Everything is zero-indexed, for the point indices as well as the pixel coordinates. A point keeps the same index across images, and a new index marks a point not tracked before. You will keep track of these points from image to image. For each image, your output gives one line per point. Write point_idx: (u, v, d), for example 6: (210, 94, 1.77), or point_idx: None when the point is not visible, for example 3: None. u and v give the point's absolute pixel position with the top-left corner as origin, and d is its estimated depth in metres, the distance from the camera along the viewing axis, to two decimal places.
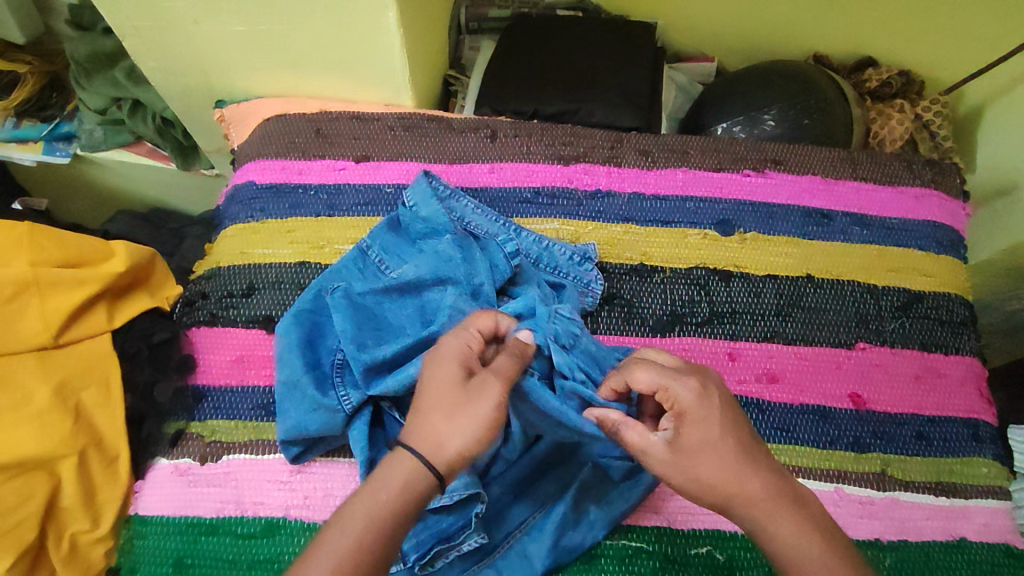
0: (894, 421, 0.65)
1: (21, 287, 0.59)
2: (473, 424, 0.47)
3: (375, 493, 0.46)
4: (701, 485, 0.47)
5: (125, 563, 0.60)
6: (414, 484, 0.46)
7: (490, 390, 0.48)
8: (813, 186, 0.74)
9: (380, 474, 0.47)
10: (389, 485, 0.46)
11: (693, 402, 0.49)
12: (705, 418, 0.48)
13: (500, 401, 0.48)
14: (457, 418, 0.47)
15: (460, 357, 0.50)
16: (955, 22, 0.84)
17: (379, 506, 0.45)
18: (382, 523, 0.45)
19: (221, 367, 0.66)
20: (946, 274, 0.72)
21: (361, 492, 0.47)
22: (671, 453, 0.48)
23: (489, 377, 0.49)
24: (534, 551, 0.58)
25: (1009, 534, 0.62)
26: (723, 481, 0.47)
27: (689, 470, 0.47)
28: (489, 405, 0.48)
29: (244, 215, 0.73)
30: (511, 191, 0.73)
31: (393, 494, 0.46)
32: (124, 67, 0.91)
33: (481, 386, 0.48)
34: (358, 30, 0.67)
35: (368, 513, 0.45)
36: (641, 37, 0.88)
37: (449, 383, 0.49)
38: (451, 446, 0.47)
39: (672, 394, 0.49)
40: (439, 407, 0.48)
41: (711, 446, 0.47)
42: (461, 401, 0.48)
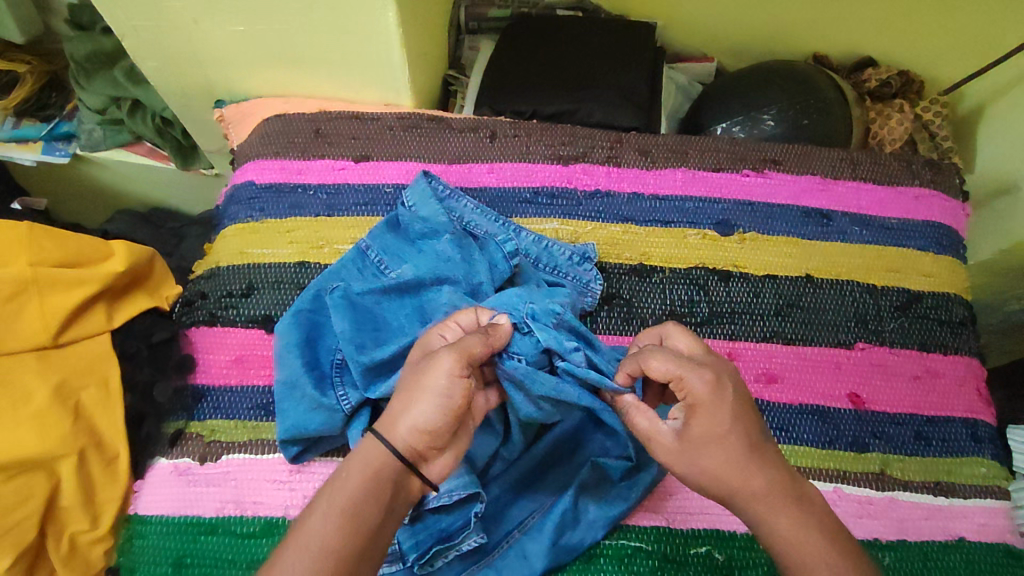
0: (893, 420, 0.65)
1: (20, 287, 0.59)
2: (420, 395, 0.47)
3: (337, 474, 0.47)
4: (707, 477, 0.47)
5: (125, 563, 0.60)
6: (373, 462, 0.46)
7: (435, 360, 0.47)
8: (812, 186, 0.74)
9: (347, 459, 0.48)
10: (348, 465, 0.47)
11: (705, 396, 0.47)
12: (716, 412, 0.47)
13: (448, 370, 0.47)
14: (408, 393, 0.47)
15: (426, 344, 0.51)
16: (954, 22, 0.84)
17: (338, 486, 0.46)
18: (342, 501, 0.45)
19: (220, 366, 0.66)
20: (945, 274, 0.72)
21: (327, 480, 0.47)
22: (679, 445, 0.48)
23: (440, 351, 0.48)
24: (533, 551, 0.58)
25: (1009, 534, 0.62)
26: (728, 474, 0.46)
27: (696, 462, 0.47)
28: (436, 375, 0.46)
29: (243, 215, 0.73)
30: (511, 191, 0.74)
31: (353, 473, 0.46)
32: (123, 67, 0.91)
33: (430, 360, 0.48)
34: (358, 29, 0.67)
35: (330, 493, 0.46)
36: (640, 37, 0.88)
37: (412, 368, 0.49)
38: (403, 421, 0.47)
39: (684, 387, 0.48)
40: (399, 390, 0.49)
41: (718, 439, 0.47)
42: (412, 378, 0.48)
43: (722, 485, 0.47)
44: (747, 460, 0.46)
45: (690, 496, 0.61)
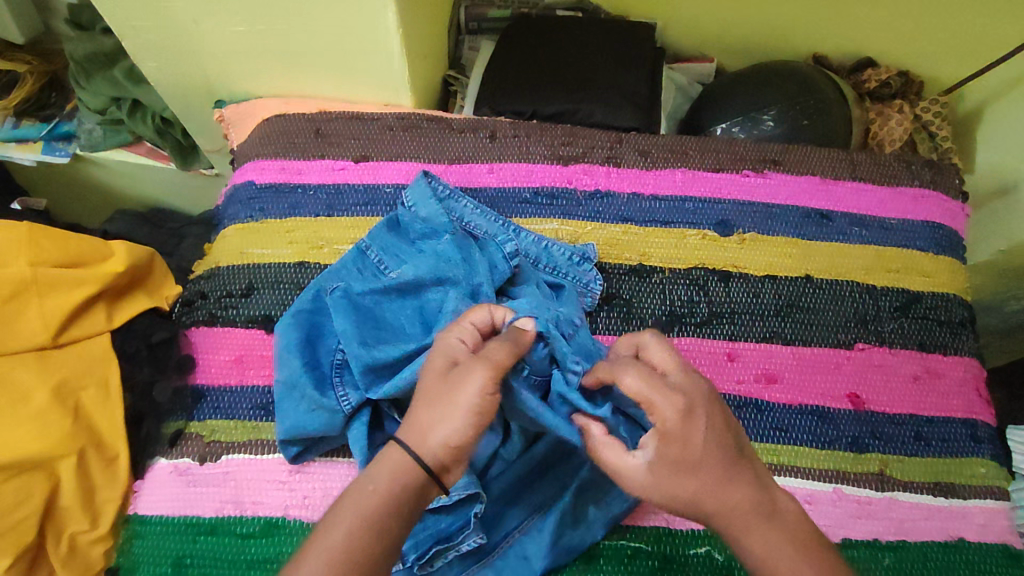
0: (892, 421, 0.65)
1: (20, 287, 0.59)
2: (453, 411, 0.46)
3: (362, 485, 0.45)
4: (680, 503, 0.45)
5: (125, 563, 0.60)
6: (401, 475, 0.45)
7: (470, 377, 0.46)
8: (812, 186, 0.74)
9: (370, 468, 0.47)
10: (376, 476, 0.45)
11: (677, 422, 0.45)
12: (687, 438, 0.45)
13: (483, 387, 0.46)
14: (437, 407, 0.46)
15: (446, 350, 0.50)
16: (954, 22, 0.84)
17: (365, 498, 0.44)
18: (370, 515, 0.44)
19: (220, 366, 0.66)
20: (944, 274, 0.72)
21: (350, 487, 0.46)
22: (650, 473, 0.46)
23: (470, 365, 0.47)
24: (533, 551, 0.58)
25: (1008, 535, 0.62)
26: (699, 501, 0.45)
27: (668, 488, 0.45)
28: (471, 392, 0.46)
29: (243, 215, 0.73)
30: (511, 191, 0.74)
31: (381, 485, 0.45)
32: (123, 67, 0.91)
33: (462, 374, 0.47)
34: (357, 29, 0.67)
35: (356, 506, 0.44)
36: (640, 37, 0.88)
37: (435, 376, 0.48)
38: (435, 436, 0.46)
39: (656, 412, 0.46)
40: (423, 400, 0.47)
41: (691, 466, 0.45)
42: (442, 390, 0.47)
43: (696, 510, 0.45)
44: (722, 484, 0.45)
45: None
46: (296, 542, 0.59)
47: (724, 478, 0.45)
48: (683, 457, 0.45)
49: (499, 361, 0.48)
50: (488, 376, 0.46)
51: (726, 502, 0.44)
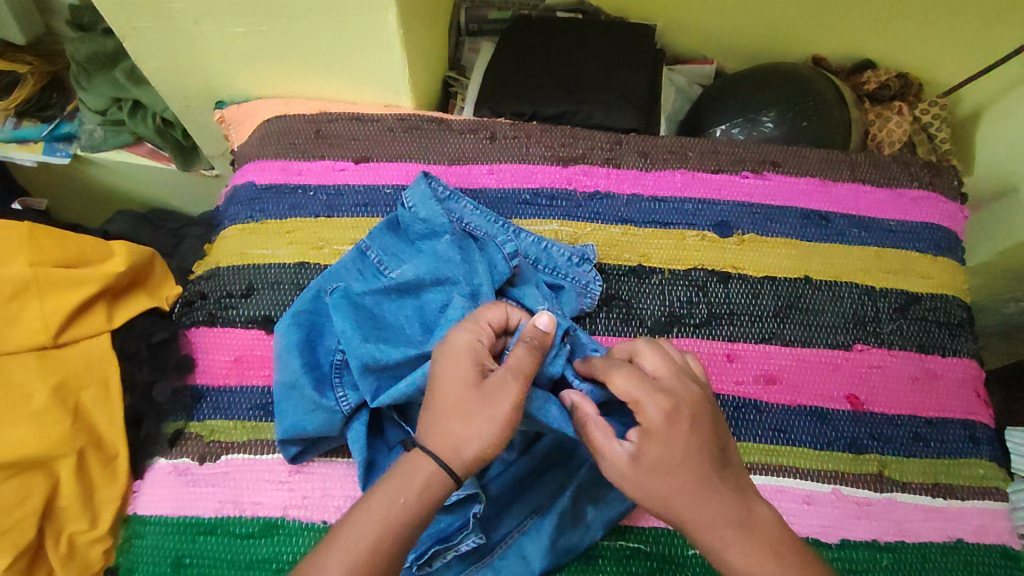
0: (891, 422, 0.66)
1: (21, 287, 0.59)
2: (490, 424, 0.46)
3: (393, 497, 0.45)
4: (653, 503, 0.47)
5: (124, 563, 0.60)
6: (432, 491, 0.46)
7: (506, 390, 0.47)
8: (811, 188, 0.74)
9: (399, 474, 0.46)
10: (408, 491, 0.45)
11: (660, 422, 0.47)
12: (670, 439, 0.47)
13: (517, 401, 0.47)
14: (473, 421, 0.47)
15: (470, 354, 0.49)
16: (953, 25, 0.85)
17: (396, 512, 0.45)
18: (401, 529, 0.45)
19: (220, 367, 0.66)
20: (944, 275, 0.72)
21: (379, 492, 0.46)
22: (626, 470, 0.47)
23: (502, 375, 0.48)
24: (531, 551, 0.58)
25: (1007, 536, 0.63)
26: (671, 504, 0.46)
27: (643, 488, 0.47)
28: (504, 406, 0.47)
29: (244, 215, 0.74)
30: (510, 192, 0.74)
31: (413, 501, 0.45)
32: (124, 68, 0.92)
33: (496, 386, 0.47)
34: (357, 30, 0.67)
35: (387, 518, 0.45)
36: (640, 38, 0.88)
37: (464, 383, 0.48)
38: (469, 450, 0.46)
39: (639, 409, 0.48)
40: (454, 411, 0.47)
41: (668, 466, 0.46)
42: (474, 403, 0.47)
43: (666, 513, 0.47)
44: (690, 494, 0.46)
45: None
46: (295, 542, 0.59)
47: (700, 485, 0.46)
48: (664, 458, 0.46)
49: (526, 367, 0.48)
50: (521, 388, 0.47)
51: (694, 513, 0.46)
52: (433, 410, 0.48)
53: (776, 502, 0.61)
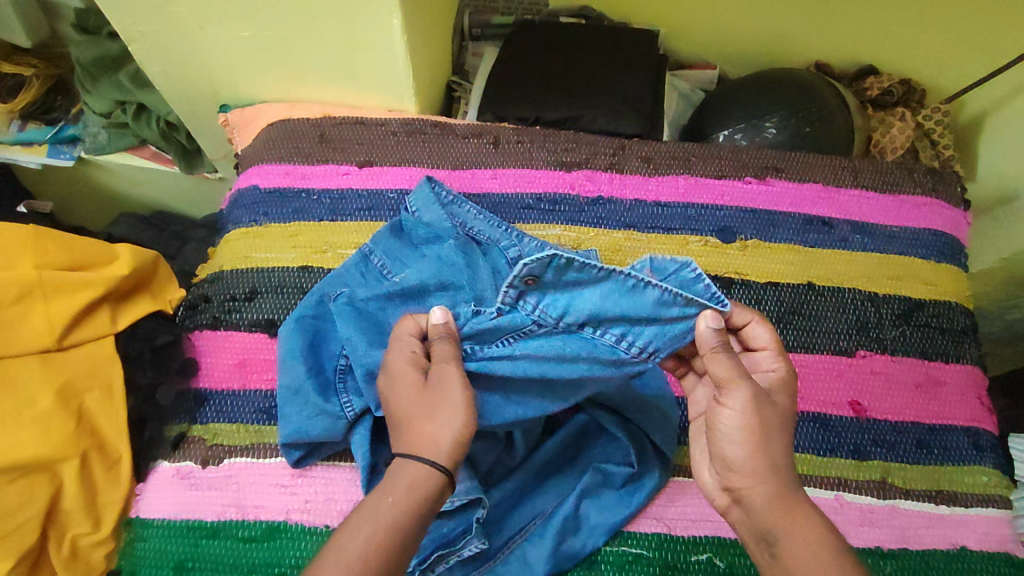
0: (894, 429, 0.65)
1: (26, 290, 0.59)
2: (451, 411, 0.47)
3: (381, 498, 0.45)
4: (760, 444, 0.46)
5: (126, 566, 0.60)
6: (419, 487, 0.45)
7: (449, 378, 0.48)
8: (814, 194, 0.75)
9: (385, 480, 0.46)
10: (394, 488, 0.45)
11: (791, 376, 0.50)
12: (793, 395, 0.49)
13: (462, 381, 0.48)
14: (435, 414, 0.47)
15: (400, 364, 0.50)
16: (956, 31, 0.85)
17: (385, 511, 0.44)
18: (392, 527, 0.44)
19: (222, 371, 0.67)
20: (946, 282, 0.72)
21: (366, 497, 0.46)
22: (763, 403, 0.47)
23: (438, 368, 0.49)
24: (534, 557, 0.58)
25: (1010, 543, 0.62)
26: (773, 448, 0.46)
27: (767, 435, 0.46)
28: (452, 390, 0.48)
29: (247, 219, 0.74)
30: (513, 197, 0.74)
31: (401, 499, 0.45)
32: (129, 72, 0.92)
33: (438, 378, 0.48)
34: (362, 34, 0.67)
35: (377, 518, 0.44)
36: (643, 44, 0.88)
37: (412, 391, 0.48)
38: (443, 440, 0.46)
39: (771, 363, 0.51)
40: (416, 414, 0.48)
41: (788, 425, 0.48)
42: (427, 402, 0.48)
43: (760, 459, 0.46)
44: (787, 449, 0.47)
45: (691, 504, 0.61)
46: (297, 546, 0.59)
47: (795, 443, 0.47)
48: (786, 409, 0.48)
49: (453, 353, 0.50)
50: (460, 371, 0.49)
51: (774, 464, 0.46)
52: (398, 427, 0.48)
53: None
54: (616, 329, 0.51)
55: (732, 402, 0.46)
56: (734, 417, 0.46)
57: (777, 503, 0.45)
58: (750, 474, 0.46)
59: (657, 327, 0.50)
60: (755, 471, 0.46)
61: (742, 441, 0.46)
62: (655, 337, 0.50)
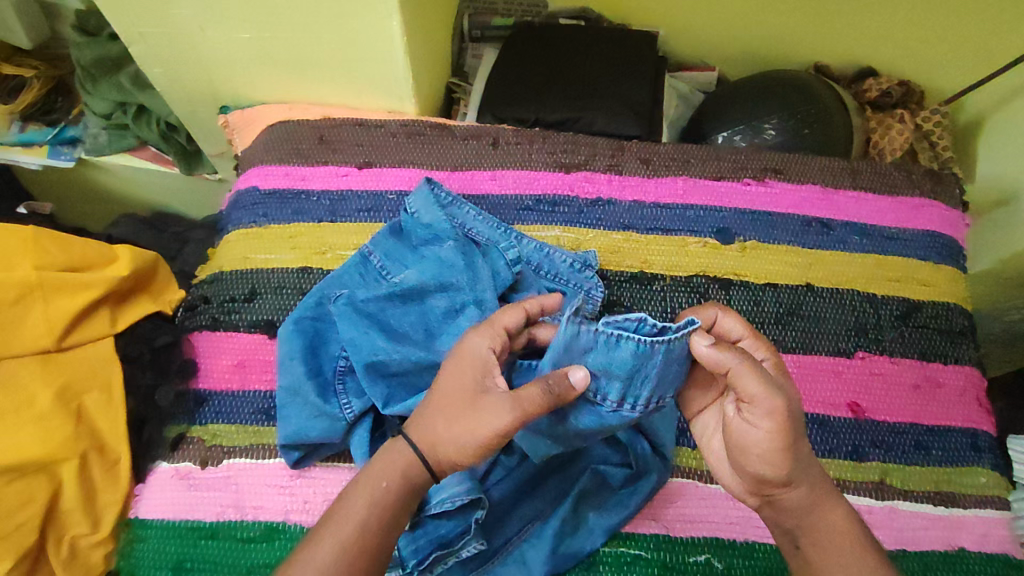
0: (894, 430, 0.66)
1: (25, 292, 0.59)
2: (471, 438, 0.46)
3: (376, 482, 0.47)
4: (797, 453, 0.45)
5: (125, 566, 0.60)
6: (411, 475, 0.48)
7: (493, 415, 0.46)
8: (813, 195, 0.75)
9: (382, 461, 0.48)
10: (390, 475, 0.48)
11: (778, 360, 0.50)
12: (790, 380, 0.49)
13: (504, 430, 0.46)
14: (454, 426, 0.47)
15: (478, 359, 0.49)
16: (955, 33, 0.85)
17: (382, 495, 0.47)
18: (385, 513, 0.46)
19: (222, 372, 0.67)
20: (945, 284, 0.72)
21: (364, 474, 0.48)
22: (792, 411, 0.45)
23: (502, 399, 0.46)
24: (532, 557, 0.58)
25: (1009, 544, 0.62)
26: (805, 452, 0.46)
27: (797, 444, 0.45)
28: (483, 424, 0.46)
29: (246, 220, 0.74)
30: (512, 199, 0.74)
31: (396, 484, 0.47)
32: (129, 73, 0.92)
33: (491, 407, 0.46)
34: (361, 36, 0.67)
35: (374, 501, 0.47)
36: (642, 45, 0.89)
37: (461, 390, 0.48)
38: (447, 451, 0.48)
39: (757, 353, 0.50)
40: (444, 410, 0.48)
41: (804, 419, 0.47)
42: (461, 413, 0.47)
43: (796, 467, 0.45)
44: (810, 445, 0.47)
45: (689, 505, 0.62)
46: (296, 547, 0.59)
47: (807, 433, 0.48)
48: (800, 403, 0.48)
49: (530, 407, 0.45)
50: (514, 422, 0.45)
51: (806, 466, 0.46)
52: (427, 404, 0.49)
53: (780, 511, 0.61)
54: (615, 390, 0.50)
55: (762, 420, 0.44)
56: (768, 435, 0.45)
57: (807, 506, 0.46)
58: (785, 484, 0.46)
59: (647, 377, 0.48)
60: (790, 481, 0.46)
61: (780, 458, 0.45)
62: (655, 387, 0.49)
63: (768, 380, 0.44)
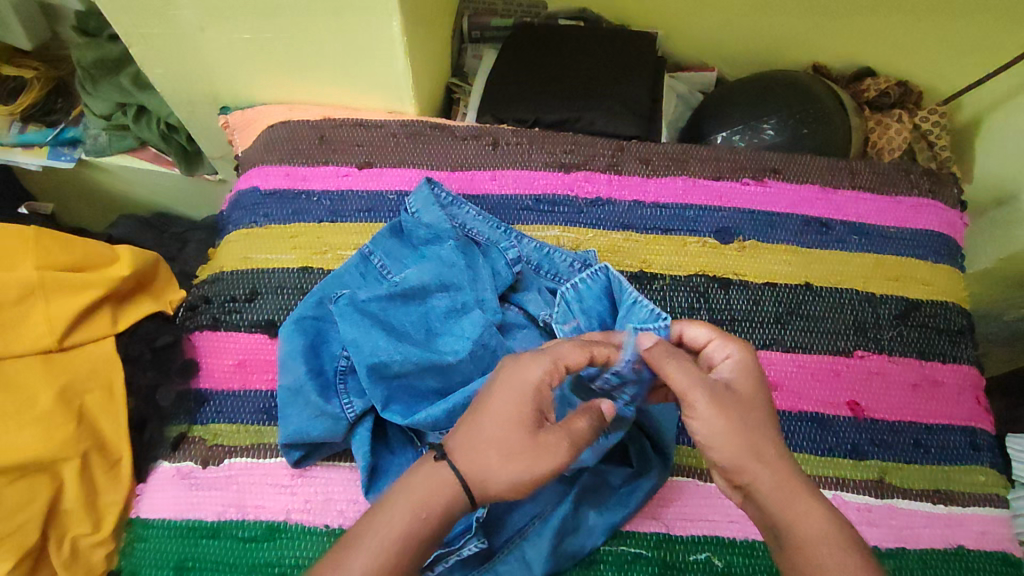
0: (893, 429, 0.66)
1: (26, 292, 0.59)
2: (525, 475, 0.45)
3: (416, 510, 0.45)
4: (737, 435, 0.46)
5: (126, 566, 0.60)
6: (453, 507, 0.46)
7: (554, 456, 0.46)
8: (812, 195, 0.75)
9: (422, 489, 0.46)
10: (430, 507, 0.45)
11: (748, 356, 0.51)
12: (756, 375, 0.50)
13: (560, 466, 0.46)
14: (512, 463, 0.45)
15: (537, 394, 0.47)
16: (952, 35, 0.85)
17: (419, 526, 0.45)
18: (418, 543, 0.45)
19: (223, 371, 0.67)
20: (944, 283, 0.72)
21: (403, 502, 0.46)
22: (726, 399, 0.47)
23: (560, 437, 0.46)
24: (533, 556, 0.58)
25: (1007, 542, 0.63)
26: (747, 433, 0.47)
27: (738, 430, 0.47)
28: (540, 466, 0.45)
29: (247, 220, 0.74)
30: (513, 199, 0.74)
31: (436, 517, 0.45)
32: (130, 73, 0.92)
33: (551, 444, 0.46)
34: (361, 37, 0.67)
35: (409, 531, 0.45)
36: (641, 46, 0.89)
37: (521, 425, 0.46)
38: (493, 486, 0.46)
39: (723, 352, 0.52)
40: (499, 445, 0.46)
41: (755, 410, 0.48)
42: (521, 451, 0.45)
43: (743, 451, 0.46)
44: (770, 434, 0.48)
45: (689, 504, 0.62)
46: (297, 546, 0.60)
47: (770, 422, 0.48)
48: (751, 395, 0.49)
49: (582, 437, 0.47)
50: (568, 457, 0.46)
51: (757, 452, 0.47)
52: (476, 433, 0.46)
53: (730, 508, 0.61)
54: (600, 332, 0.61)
55: (699, 410, 0.47)
56: (707, 424, 0.47)
57: (780, 492, 0.46)
58: (741, 472, 0.46)
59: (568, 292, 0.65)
60: (742, 465, 0.46)
61: (723, 441, 0.46)
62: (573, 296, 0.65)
63: (693, 373, 0.48)
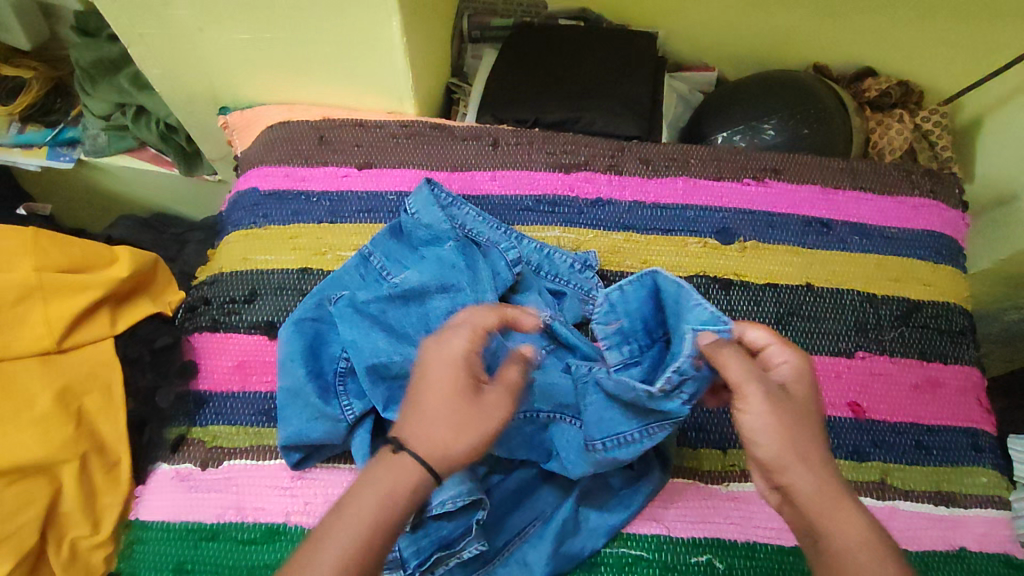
0: (894, 430, 0.66)
1: (24, 293, 0.59)
2: (479, 439, 0.44)
3: (383, 497, 0.42)
4: (787, 436, 0.43)
5: (125, 568, 0.60)
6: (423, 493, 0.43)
7: (497, 411, 0.46)
8: (813, 195, 0.75)
9: (387, 475, 0.43)
10: (399, 494, 0.42)
11: (805, 363, 0.48)
12: (812, 384, 0.47)
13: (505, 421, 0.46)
14: (463, 432, 0.44)
15: (464, 360, 0.47)
16: (952, 35, 0.85)
17: (387, 514, 0.42)
18: (387, 530, 0.42)
19: (222, 373, 0.67)
20: (945, 283, 0.72)
21: (367, 490, 0.42)
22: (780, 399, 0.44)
23: (499, 393, 0.46)
24: (533, 559, 0.58)
25: (1010, 544, 0.62)
26: (799, 436, 0.44)
27: (787, 431, 0.43)
28: (490, 425, 0.45)
29: (247, 221, 0.74)
30: (513, 200, 0.74)
31: (405, 503, 0.42)
32: (129, 75, 0.92)
33: (491, 402, 0.46)
34: (361, 37, 0.67)
35: (377, 520, 0.42)
36: (641, 46, 0.89)
37: (458, 393, 0.45)
38: (454, 460, 0.44)
39: (780, 355, 0.48)
40: (444, 417, 0.44)
41: (807, 416, 0.45)
42: (466, 416, 0.45)
43: (790, 454, 0.43)
44: (820, 440, 0.44)
45: (689, 506, 0.62)
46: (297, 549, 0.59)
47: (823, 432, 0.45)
48: (804, 400, 0.46)
49: (517, 386, 0.48)
50: (510, 410, 0.46)
51: (804, 455, 0.43)
52: (420, 409, 0.45)
53: (729, 510, 0.61)
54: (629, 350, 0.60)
55: (751, 404, 0.44)
56: (756, 418, 0.43)
57: (822, 499, 0.42)
58: (783, 471, 0.43)
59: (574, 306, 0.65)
60: (785, 466, 0.43)
61: (771, 440, 0.43)
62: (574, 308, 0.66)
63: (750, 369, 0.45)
